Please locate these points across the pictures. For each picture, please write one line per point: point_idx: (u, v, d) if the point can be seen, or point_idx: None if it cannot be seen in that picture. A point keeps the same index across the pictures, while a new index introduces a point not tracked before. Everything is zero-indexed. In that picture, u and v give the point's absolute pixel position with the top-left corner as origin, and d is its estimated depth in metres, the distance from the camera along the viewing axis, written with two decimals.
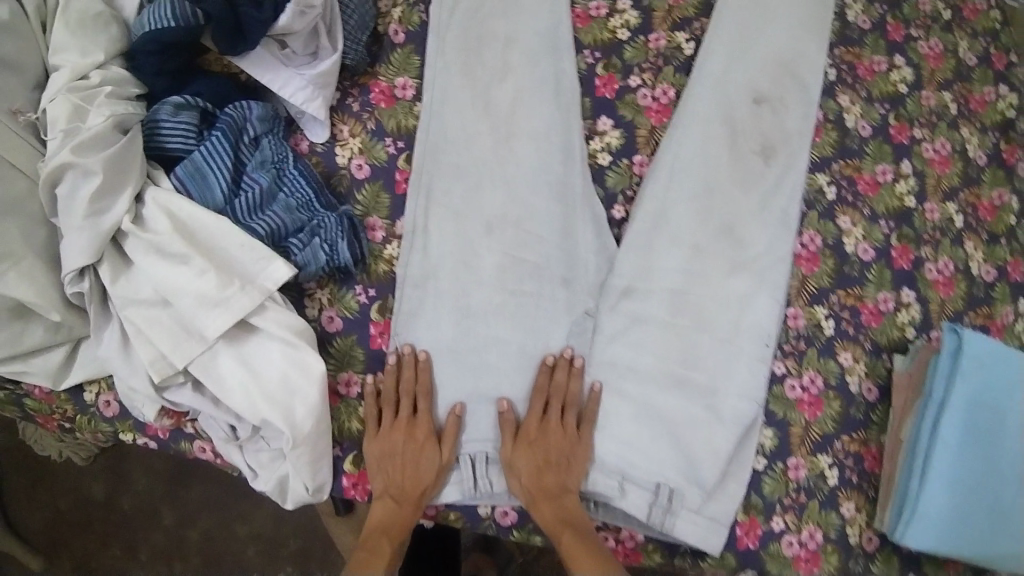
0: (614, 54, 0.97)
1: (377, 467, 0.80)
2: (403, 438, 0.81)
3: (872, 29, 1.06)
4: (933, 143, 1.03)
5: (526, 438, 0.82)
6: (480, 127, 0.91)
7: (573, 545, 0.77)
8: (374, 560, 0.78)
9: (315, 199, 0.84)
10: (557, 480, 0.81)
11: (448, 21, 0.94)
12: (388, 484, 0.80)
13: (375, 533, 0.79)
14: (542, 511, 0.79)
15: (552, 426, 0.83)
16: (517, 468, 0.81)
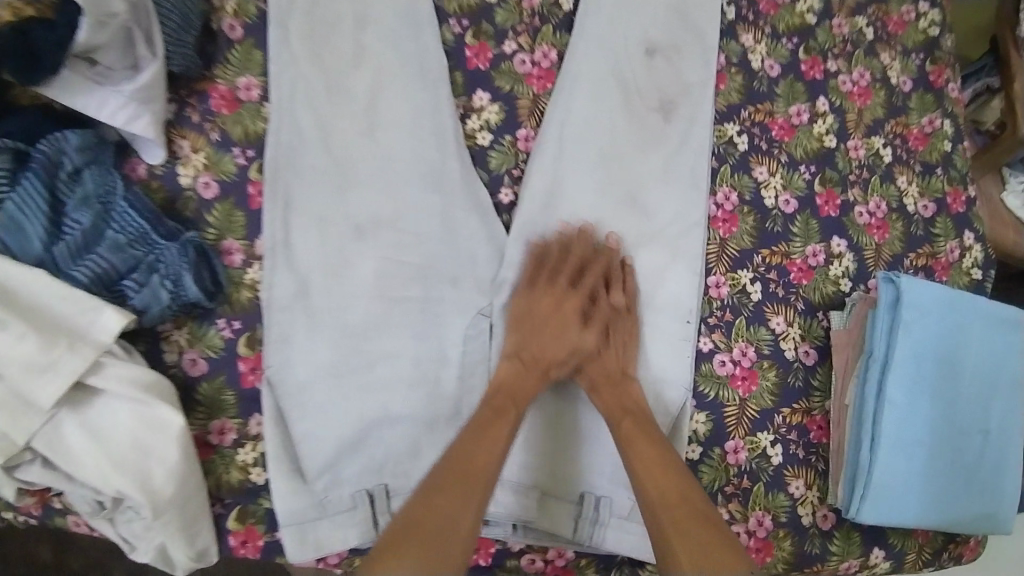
0: (483, 20, 0.87)
1: (512, 330, 0.77)
2: (548, 305, 0.78)
3: None
4: (850, 74, 0.94)
5: (589, 320, 0.78)
6: (342, 120, 0.81)
7: (627, 429, 0.73)
8: (503, 418, 0.71)
9: (151, 231, 0.74)
10: (616, 365, 0.78)
11: (288, 5, 0.82)
12: (522, 346, 0.76)
13: (501, 395, 0.73)
14: (604, 394, 0.76)
15: (617, 312, 0.79)
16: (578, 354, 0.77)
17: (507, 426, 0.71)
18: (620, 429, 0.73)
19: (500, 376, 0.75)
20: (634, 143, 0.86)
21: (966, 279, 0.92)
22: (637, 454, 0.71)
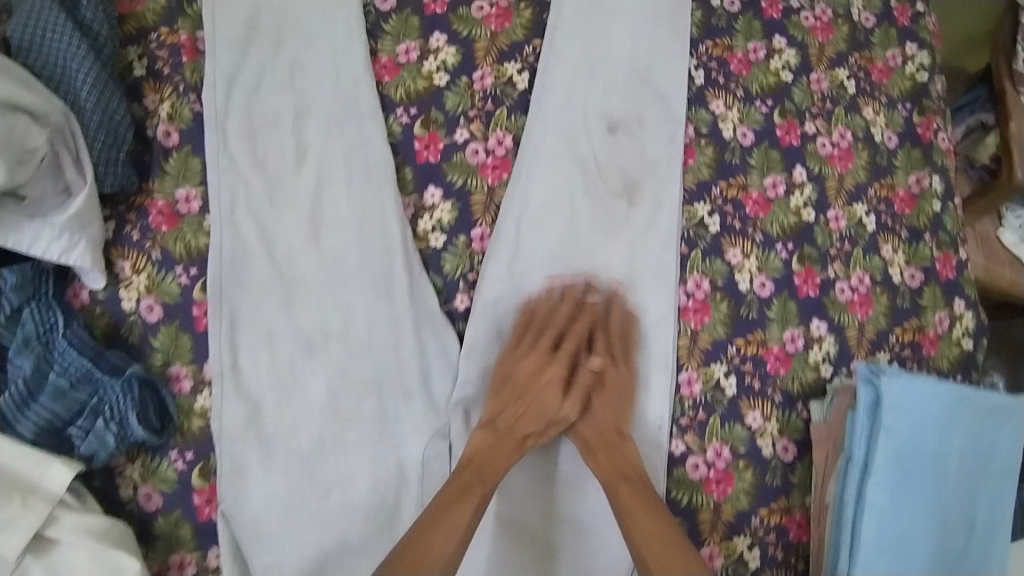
0: (433, 107, 0.81)
1: (493, 393, 0.76)
2: (533, 369, 0.75)
3: (743, 9, 0.90)
4: (830, 135, 0.88)
5: (582, 382, 0.76)
6: (284, 226, 0.76)
7: (625, 499, 0.71)
8: (465, 498, 0.69)
9: (94, 369, 0.71)
10: (610, 423, 0.75)
11: (224, 107, 0.78)
12: (498, 414, 0.75)
13: (470, 470, 0.71)
14: (597, 458, 0.74)
15: (615, 366, 0.77)
16: (574, 417, 0.76)
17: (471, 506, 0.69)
18: (617, 498, 0.72)
19: (469, 446, 0.74)
20: (597, 232, 0.81)
21: (957, 349, 0.88)
22: (637, 525, 0.70)
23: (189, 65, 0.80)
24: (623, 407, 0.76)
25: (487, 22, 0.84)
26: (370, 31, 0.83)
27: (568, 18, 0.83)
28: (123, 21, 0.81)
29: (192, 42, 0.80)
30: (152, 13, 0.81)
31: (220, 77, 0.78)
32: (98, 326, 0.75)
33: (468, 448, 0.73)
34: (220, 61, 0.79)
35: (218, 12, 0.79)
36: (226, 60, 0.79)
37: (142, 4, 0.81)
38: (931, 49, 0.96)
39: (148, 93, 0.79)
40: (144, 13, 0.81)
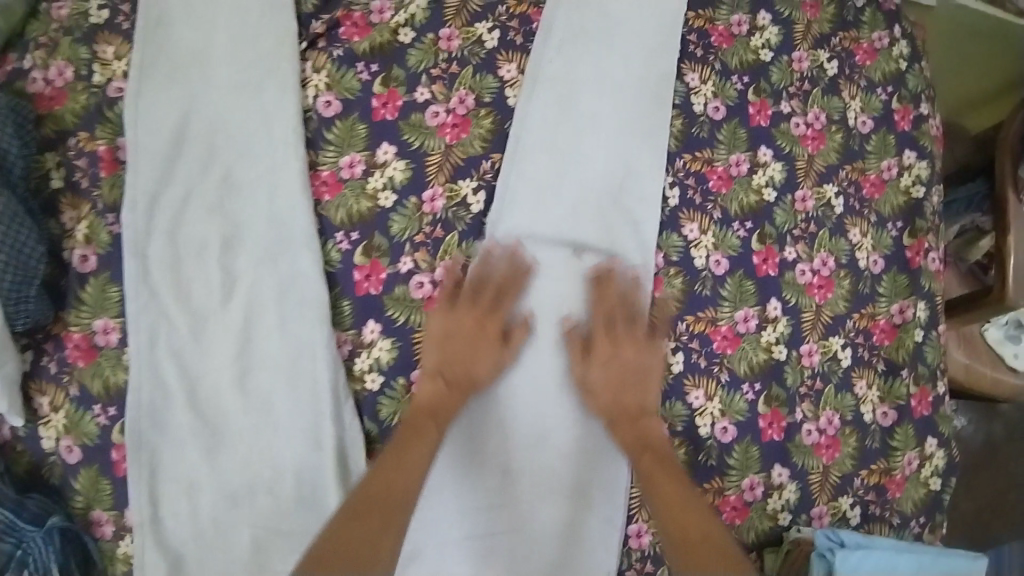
0: (377, 231, 0.74)
1: (433, 351, 0.72)
2: (471, 328, 0.73)
3: (728, 116, 0.84)
4: (811, 261, 0.83)
5: (601, 355, 0.74)
6: (210, 367, 0.72)
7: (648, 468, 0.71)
8: (423, 439, 0.68)
9: (15, 518, 0.68)
10: (638, 400, 0.74)
11: (146, 230, 0.72)
12: (446, 367, 0.71)
13: (421, 416, 0.69)
14: (622, 433, 0.73)
15: (626, 342, 0.75)
16: (594, 391, 0.74)
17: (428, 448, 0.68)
18: (640, 467, 0.71)
19: (417, 395, 0.71)
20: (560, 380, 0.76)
21: (923, 490, 0.85)
22: (658, 495, 0.70)
23: (108, 179, 0.74)
24: (645, 384, 0.74)
25: (442, 132, 0.76)
26: (310, 141, 0.75)
27: (529, 134, 0.78)
28: (40, 122, 0.74)
29: (112, 154, 0.75)
30: (72, 114, 0.75)
31: (142, 196, 0.72)
32: (20, 464, 0.72)
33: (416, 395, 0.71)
34: (141, 176, 0.72)
35: (140, 122, 0.74)
36: (149, 177, 0.73)
37: (62, 103, 0.75)
38: (932, 157, 0.92)
39: (66, 208, 0.74)
40: (63, 113, 0.75)
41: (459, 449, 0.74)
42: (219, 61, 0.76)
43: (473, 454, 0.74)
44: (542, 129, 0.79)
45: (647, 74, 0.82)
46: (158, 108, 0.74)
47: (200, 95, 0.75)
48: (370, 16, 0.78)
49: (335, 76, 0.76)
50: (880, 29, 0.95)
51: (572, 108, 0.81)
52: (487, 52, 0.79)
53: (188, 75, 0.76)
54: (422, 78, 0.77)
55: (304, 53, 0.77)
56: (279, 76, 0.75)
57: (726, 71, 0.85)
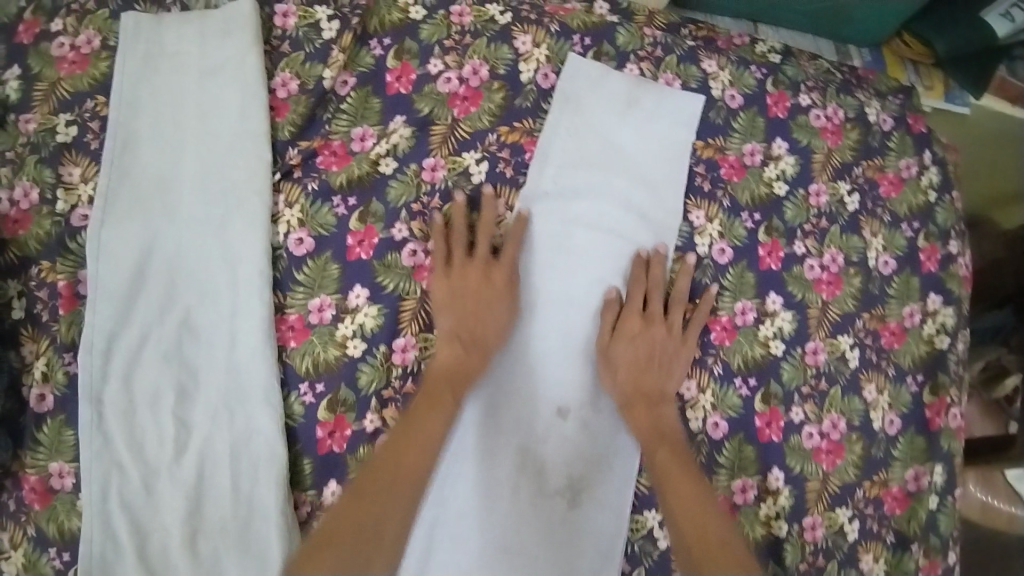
0: (342, 384, 0.67)
1: (444, 304, 0.68)
2: (476, 281, 0.69)
3: (734, 259, 0.77)
4: (820, 424, 0.77)
5: (630, 328, 0.71)
6: (161, 523, 0.65)
7: (665, 459, 0.66)
8: (438, 409, 0.64)
9: None
10: (658, 384, 0.71)
11: (101, 374, 0.66)
12: (462, 324, 0.67)
13: (438, 380, 0.65)
14: (637, 415, 0.69)
15: (659, 326, 0.72)
16: (614, 368, 0.71)
17: (444, 417, 0.64)
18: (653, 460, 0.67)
19: (435, 361, 0.67)
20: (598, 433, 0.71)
21: None
22: (670, 490, 0.65)
23: (67, 317, 0.70)
24: (665, 364, 0.72)
25: (418, 275, 0.70)
26: (278, 281, 0.69)
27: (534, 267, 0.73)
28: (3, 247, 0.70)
29: (71, 289, 0.70)
30: (35, 240, 0.71)
31: (99, 337, 0.67)
32: None
33: (431, 364, 0.67)
34: (98, 315, 0.67)
35: (103, 250, 0.68)
36: (108, 314, 0.67)
37: (26, 228, 0.71)
38: (959, 301, 0.88)
39: (26, 341, 0.70)
40: (28, 239, 0.71)
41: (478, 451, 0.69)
42: (188, 187, 0.70)
43: (489, 438, 0.69)
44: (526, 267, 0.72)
45: (650, 212, 0.76)
46: (121, 239, 0.68)
47: (166, 224, 0.69)
48: (351, 143, 0.72)
49: (308, 211, 0.70)
50: (909, 155, 0.89)
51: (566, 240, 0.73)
52: (474, 187, 0.73)
53: (155, 202, 0.69)
54: (401, 213, 0.71)
55: (277, 185, 0.71)
56: (248, 209, 0.69)
57: (735, 207, 0.79)
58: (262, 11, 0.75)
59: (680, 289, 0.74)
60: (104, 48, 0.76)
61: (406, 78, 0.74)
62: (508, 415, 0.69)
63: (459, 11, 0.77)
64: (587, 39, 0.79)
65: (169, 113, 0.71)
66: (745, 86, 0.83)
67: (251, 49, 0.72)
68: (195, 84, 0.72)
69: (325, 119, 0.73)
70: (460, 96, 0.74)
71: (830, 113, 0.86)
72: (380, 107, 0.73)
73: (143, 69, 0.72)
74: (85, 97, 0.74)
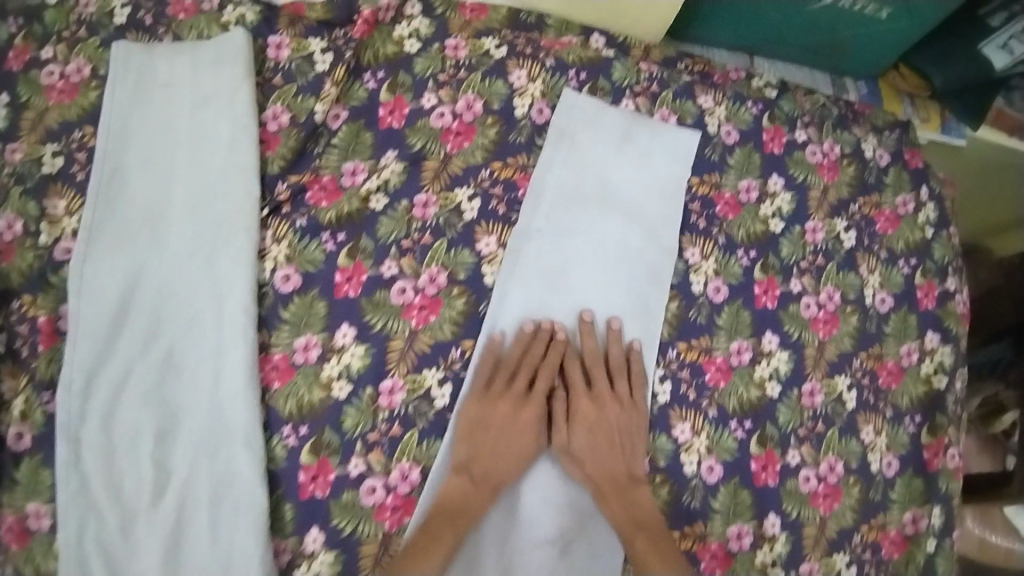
0: (327, 426, 0.65)
1: (461, 434, 0.67)
2: (506, 411, 0.67)
3: (730, 298, 0.76)
4: (817, 467, 0.75)
5: (585, 420, 0.69)
6: (137, 569, 0.61)
7: (643, 550, 0.65)
8: (438, 544, 0.63)
9: None
10: (622, 467, 0.68)
11: (80, 411, 0.64)
12: (472, 459, 0.66)
13: (440, 516, 0.64)
14: (612, 507, 0.67)
15: (611, 406, 0.70)
16: (579, 459, 0.68)
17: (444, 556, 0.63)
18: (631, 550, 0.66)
19: (441, 490, 0.65)
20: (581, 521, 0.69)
21: None
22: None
23: (47, 352, 0.67)
24: (629, 440, 0.69)
25: (407, 314, 0.68)
26: (264, 319, 0.67)
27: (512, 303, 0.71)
28: None
29: (52, 324, 0.68)
30: (18, 273, 0.68)
31: (78, 374, 0.64)
32: None
33: (438, 495, 0.65)
34: (78, 350, 0.64)
35: (85, 283, 0.66)
36: (89, 350, 0.65)
37: (8, 260, 0.68)
38: (957, 339, 0.86)
39: (5, 377, 0.67)
40: (10, 271, 0.68)
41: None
42: (173, 221, 0.68)
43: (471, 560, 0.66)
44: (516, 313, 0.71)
45: (647, 250, 0.74)
46: (105, 271, 0.66)
47: (151, 258, 0.67)
48: (341, 178, 0.71)
49: (296, 248, 0.69)
50: (905, 192, 0.89)
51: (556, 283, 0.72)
52: (465, 224, 0.71)
53: (140, 235, 0.67)
54: (391, 250, 0.69)
55: (265, 220, 0.69)
56: (235, 245, 0.67)
57: (731, 245, 0.78)
58: (255, 42, 0.74)
59: (616, 359, 0.71)
60: (94, 77, 0.74)
61: (398, 112, 0.73)
62: (494, 516, 0.67)
63: (453, 44, 0.76)
64: (582, 74, 0.79)
65: (157, 143, 0.70)
66: (741, 121, 0.82)
67: (242, 80, 0.71)
68: (185, 114, 0.71)
69: (315, 154, 0.72)
70: (453, 131, 0.73)
71: (826, 149, 0.85)
72: (372, 141, 0.72)
73: (133, 99, 0.71)
74: (72, 127, 0.72)
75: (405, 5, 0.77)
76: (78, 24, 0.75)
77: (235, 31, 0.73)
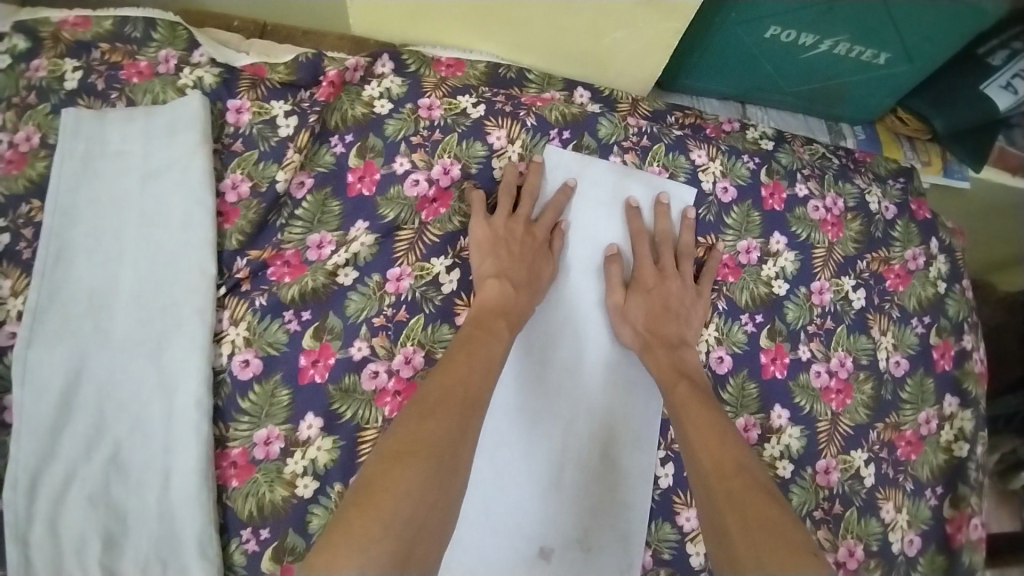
0: (290, 529, 0.59)
1: (488, 245, 0.65)
2: (522, 232, 0.66)
3: (735, 367, 0.71)
4: (837, 551, 0.70)
5: (643, 282, 0.68)
6: None
7: (695, 403, 0.61)
8: (484, 344, 0.58)
9: None
10: (675, 332, 0.67)
11: (25, 516, 0.57)
12: (509, 269, 0.64)
13: (491, 313, 0.61)
14: (657, 356, 0.65)
15: (672, 278, 0.69)
16: (625, 317, 0.67)
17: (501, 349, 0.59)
18: (674, 395, 0.62)
19: (480, 295, 0.63)
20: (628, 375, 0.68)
21: None
22: (691, 424, 0.59)
23: None
24: (678, 302, 0.68)
25: (380, 401, 0.62)
26: (220, 410, 0.61)
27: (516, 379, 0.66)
28: None
29: None
30: None
31: (22, 474, 0.58)
32: None
33: (479, 297, 0.63)
34: (23, 448, 0.58)
35: (30, 371, 0.59)
36: (34, 447, 0.58)
37: None
38: (976, 402, 0.81)
39: None
40: None
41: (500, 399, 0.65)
42: (125, 304, 0.62)
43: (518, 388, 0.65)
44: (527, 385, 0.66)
45: None
46: (51, 360, 0.60)
47: (101, 344, 0.61)
48: (306, 251, 0.66)
49: (256, 329, 0.63)
50: (914, 245, 0.83)
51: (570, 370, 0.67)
52: (444, 297, 0.66)
53: (88, 321, 0.62)
54: (362, 329, 0.63)
55: (221, 299, 0.64)
56: (188, 330, 0.61)
57: (733, 309, 0.72)
58: (213, 107, 0.69)
59: (687, 244, 0.71)
60: (44, 146, 0.67)
61: (369, 178, 0.68)
62: (534, 344, 0.67)
63: (427, 104, 0.72)
64: (565, 133, 0.74)
65: (110, 219, 0.65)
66: (738, 177, 0.77)
67: (198, 150, 0.66)
68: (139, 187, 0.66)
69: (278, 225, 0.66)
70: (428, 199, 0.68)
71: (829, 203, 0.80)
72: (339, 211, 0.67)
73: (83, 172, 0.65)
74: (19, 201, 0.65)
75: (375, 64, 0.73)
76: (27, 87, 0.68)
77: (191, 94, 0.68)
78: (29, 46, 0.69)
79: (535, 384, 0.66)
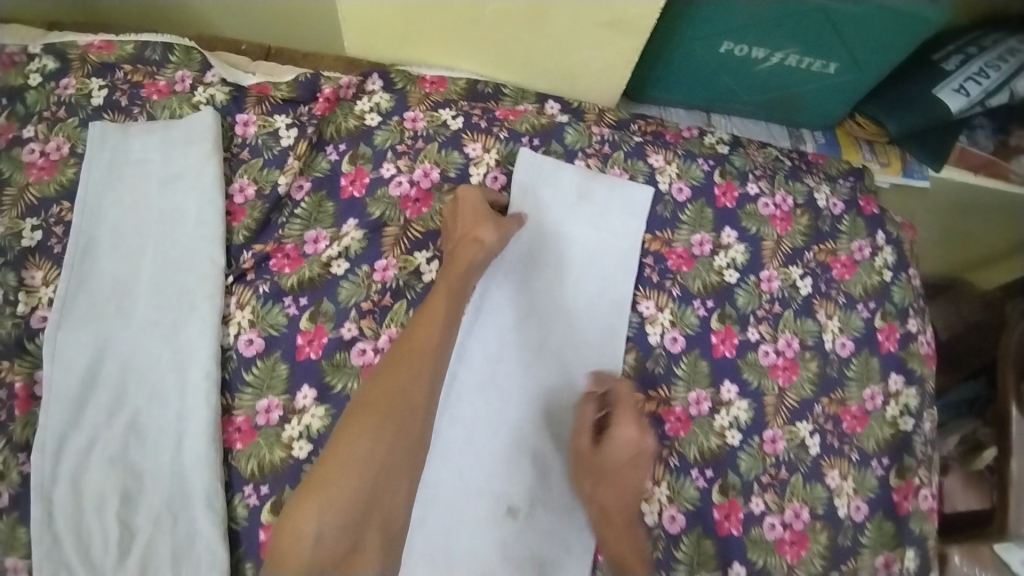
0: (286, 486, 0.67)
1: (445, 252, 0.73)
2: (455, 220, 0.72)
3: (687, 348, 0.78)
4: (782, 513, 0.76)
5: (608, 450, 0.71)
6: None
7: (626, 541, 0.70)
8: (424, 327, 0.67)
9: None
10: (628, 490, 0.71)
11: (52, 474, 0.66)
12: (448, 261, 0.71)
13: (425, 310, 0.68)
14: (608, 523, 0.70)
15: (642, 439, 0.71)
16: (595, 482, 0.71)
17: (430, 333, 0.66)
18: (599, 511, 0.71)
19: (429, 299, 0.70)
20: (592, 354, 0.76)
21: None
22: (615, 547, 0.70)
23: (22, 417, 0.68)
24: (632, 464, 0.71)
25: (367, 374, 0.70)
26: (227, 383, 0.70)
27: (490, 350, 0.75)
28: None
29: (28, 390, 0.69)
30: None
31: (51, 438, 0.67)
32: None
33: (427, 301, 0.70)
34: (51, 415, 0.67)
35: (58, 351, 0.69)
36: (62, 415, 0.67)
37: None
38: (922, 381, 0.87)
39: None
40: None
41: (476, 371, 0.74)
42: (142, 291, 0.71)
43: (490, 362, 0.74)
44: (502, 352, 0.75)
45: (601, 306, 0.78)
46: (78, 340, 0.69)
47: (118, 328, 0.70)
48: (304, 246, 0.74)
49: (260, 313, 0.72)
50: (861, 237, 0.91)
51: (536, 339, 0.76)
52: (425, 284, 0.74)
53: (110, 307, 0.71)
54: (351, 313, 0.72)
55: (229, 287, 0.73)
56: (198, 313, 0.70)
57: (686, 296, 0.80)
58: (223, 120, 0.79)
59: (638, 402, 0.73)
60: (72, 154, 0.77)
61: (359, 182, 0.77)
62: (507, 322, 0.76)
63: (411, 117, 0.81)
64: (535, 140, 0.83)
65: (130, 218, 0.74)
66: (693, 177, 0.85)
67: (210, 158, 0.75)
68: (155, 191, 0.75)
69: (279, 223, 0.76)
70: (411, 198, 0.77)
71: (778, 200, 0.88)
72: (333, 211, 0.76)
73: (107, 177, 0.75)
74: (51, 203, 0.75)
75: (366, 82, 0.82)
76: (58, 104, 0.79)
77: (204, 110, 0.77)
78: (57, 66, 0.80)
79: (508, 358, 0.75)
